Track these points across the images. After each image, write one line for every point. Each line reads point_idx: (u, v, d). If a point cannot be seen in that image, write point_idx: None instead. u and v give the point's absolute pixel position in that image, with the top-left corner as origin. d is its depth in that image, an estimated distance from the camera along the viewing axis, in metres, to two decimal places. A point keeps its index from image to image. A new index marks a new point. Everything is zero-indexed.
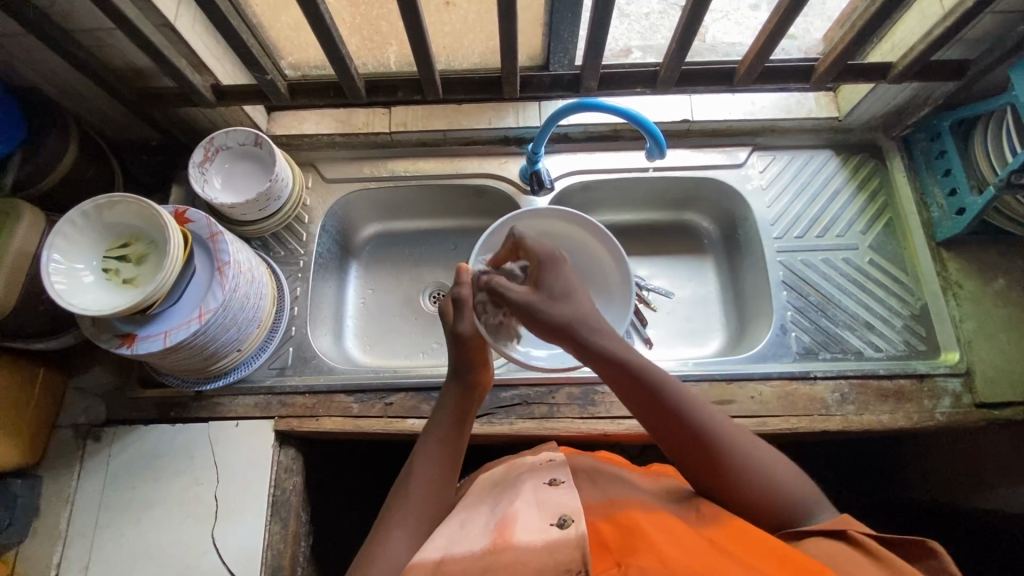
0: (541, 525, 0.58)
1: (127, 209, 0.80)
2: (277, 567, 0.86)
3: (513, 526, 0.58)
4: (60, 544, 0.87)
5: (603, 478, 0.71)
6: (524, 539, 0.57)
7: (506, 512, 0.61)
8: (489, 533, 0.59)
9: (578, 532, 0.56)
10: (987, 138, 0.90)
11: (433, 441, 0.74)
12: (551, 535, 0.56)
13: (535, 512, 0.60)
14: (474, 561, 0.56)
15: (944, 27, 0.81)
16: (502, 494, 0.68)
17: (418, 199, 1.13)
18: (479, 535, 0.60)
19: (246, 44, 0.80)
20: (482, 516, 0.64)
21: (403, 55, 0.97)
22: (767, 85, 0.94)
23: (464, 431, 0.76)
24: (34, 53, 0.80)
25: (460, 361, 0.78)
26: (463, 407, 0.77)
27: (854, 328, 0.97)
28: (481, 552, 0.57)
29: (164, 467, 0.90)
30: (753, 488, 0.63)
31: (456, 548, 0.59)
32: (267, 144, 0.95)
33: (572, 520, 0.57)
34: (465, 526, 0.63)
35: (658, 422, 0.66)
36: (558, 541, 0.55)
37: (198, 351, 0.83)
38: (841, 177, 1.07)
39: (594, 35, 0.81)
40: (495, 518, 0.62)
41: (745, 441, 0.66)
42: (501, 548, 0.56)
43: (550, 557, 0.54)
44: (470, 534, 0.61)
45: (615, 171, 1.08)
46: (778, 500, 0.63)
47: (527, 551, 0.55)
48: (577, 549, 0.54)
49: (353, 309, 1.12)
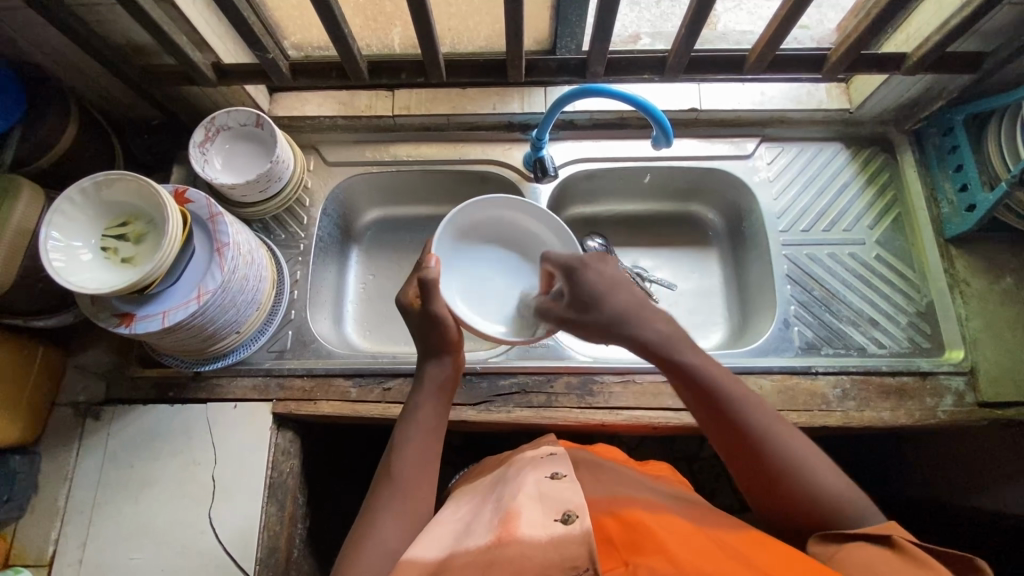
0: (546, 520, 0.58)
1: (125, 187, 0.79)
2: (272, 549, 0.86)
3: (516, 520, 0.58)
4: (58, 521, 0.88)
5: (605, 474, 0.70)
6: (528, 533, 0.57)
7: (510, 505, 0.61)
8: (493, 525, 0.59)
9: (582, 528, 0.56)
10: (1002, 132, 0.88)
11: (415, 427, 0.73)
12: (555, 531, 0.56)
13: (538, 506, 0.60)
14: (479, 554, 0.56)
15: (962, 17, 0.79)
16: (504, 487, 0.67)
17: (420, 184, 1.12)
18: (483, 529, 0.60)
19: (248, 22, 0.79)
20: (486, 508, 0.64)
21: (407, 37, 0.96)
22: (777, 75, 0.93)
23: (442, 414, 0.75)
24: (33, 27, 0.79)
25: (432, 343, 0.77)
26: (440, 392, 0.76)
27: (857, 324, 0.96)
28: (486, 545, 0.56)
29: (162, 447, 0.90)
30: (807, 494, 0.60)
31: (460, 544, 0.59)
32: (268, 125, 0.94)
33: (577, 516, 0.57)
34: (468, 524, 0.63)
35: (710, 420, 0.65)
36: (563, 537, 0.55)
37: (197, 331, 0.82)
38: (850, 170, 1.05)
39: (601, 21, 0.80)
40: (497, 511, 0.62)
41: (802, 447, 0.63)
42: (506, 542, 0.56)
43: (556, 553, 0.54)
44: (473, 526, 0.61)
45: (621, 159, 1.06)
46: (830, 509, 0.60)
47: (532, 546, 0.55)
48: (582, 545, 0.54)
49: (352, 294, 1.12)
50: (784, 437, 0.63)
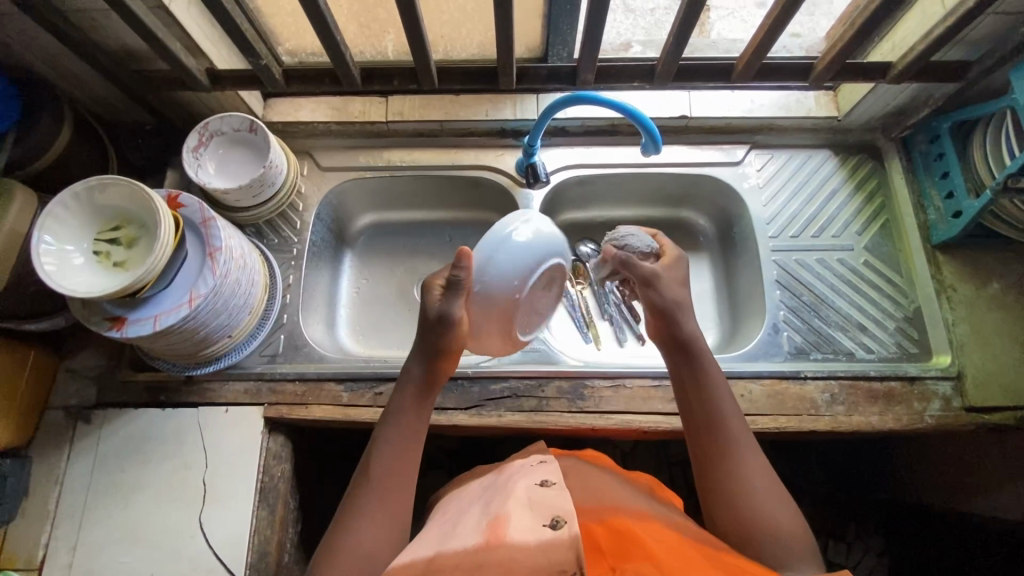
0: (534, 525, 0.58)
1: (118, 191, 0.79)
2: (263, 553, 0.87)
3: (506, 525, 0.58)
4: (48, 524, 0.88)
5: (595, 480, 0.71)
6: (516, 537, 0.57)
7: (498, 510, 0.62)
8: (482, 530, 0.60)
9: (571, 532, 0.56)
10: (986, 142, 0.89)
11: (394, 425, 0.73)
12: (544, 535, 0.56)
13: (528, 511, 0.60)
14: (468, 556, 0.57)
15: (945, 26, 0.80)
16: (493, 492, 0.68)
17: (414, 189, 1.12)
18: (471, 533, 0.60)
19: (241, 29, 0.80)
20: (474, 513, 0.65)
21: (400, 44, 0.97)
22: (765, 83, 0.94)
23: (417, 419, 0.74)
24: (27, 32, 0.80)
25: (431, 345, 0.74)
26: (424, 394, 0.75)
27: (846, 329, 0.97)
28: (476, 549, 0.57)
29: (153, 451, 0.90)
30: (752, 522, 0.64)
31: (447, 545, 0.60)
32: (261, 130, 0.94)
33: (566, 521, 0.57)
34: (455, 524, 0.64)
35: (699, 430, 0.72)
36: (551, 541, 0.55)
37: (189, 335, 0.83)
38: (839, 177, 1.07)
39: (591, 29, 0.81)
40: (486, 516, 0.62)
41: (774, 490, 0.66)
42: (495, 546, 0.56)
43: (544, 557, 0.54)
44: (462, 531, 0.62)
45: (612, 165, 1.07)
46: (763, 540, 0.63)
47: (521, 551, 0.55)
48: (570, 550, 0.54)
49: (345, 298, 1.12)
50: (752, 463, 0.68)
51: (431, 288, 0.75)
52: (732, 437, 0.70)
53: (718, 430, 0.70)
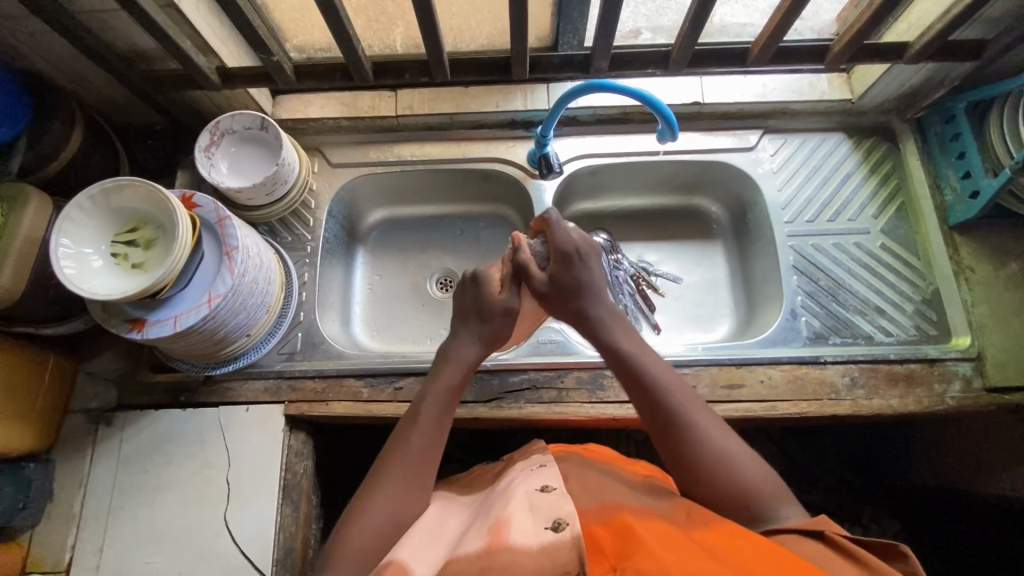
0: (536, 529, 0.58)
1: (134, 193, 0.79)
2: (290, 549, 0.87)
3: (507, 528, 0.58)
4: (74, 527, 0.88)
5: (594, 482, 0.70)
6: (518, 541, 0.56)
7: (501, 515, 0.61)
8: (484, 534, 0.59)
9: (574, 533, 0.57)
10: (1003, 122, 0.88)
11: (436, 398, 0.74)
12: (546, 539, 0.57)
13: (528, 514, 0.60)
14: (471, 562, 0.56)
15: (961, 6, 0.79)
16: (496, 499, 0.67)
17: (423, 184, 1.12)
18: (474, 538, 0.59)
19: (252, 25, 0.79)
20: (479, 517, 0.64)
21: (410, 36, 0.96)
22: (780, 66, 0.93)
23: (455, 404, 0.75)
24: (37, 35, 0.79)
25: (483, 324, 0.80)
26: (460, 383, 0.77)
27: (864, 312, 0.97)
28: (478, 554, 0.56)
29: (175, 451, 0.91)
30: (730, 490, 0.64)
31: (452, 553, 0.58)
32: (272, 128, 0.94)
33: (568, 523, 0.58)
34: (460, 534, 0.63)
35: (636, 395, 0.73)
36: (553, 544, 0.56)
37: (208, 335, 0.83)
38: (853, 160, 1.06)
39: (605, 16, 0.80)
40: (489, 518, 0.62)
41: (735, 450, 0.67)
42: (495, 551, 0.56)
43: (547, 562, 0.54)
44: (466, 537, 0.61)
45: (625, 154, 1.07)
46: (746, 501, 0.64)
47: (523, 553, 0.55)
48: (573, 552, 0.55)
49: (359, 295, 1.12)
50: (711, 431, 0.69)
51: (489, 280, 0.82)
52: (676, 409, 0.70)
53: (665, 407, 0.71)
